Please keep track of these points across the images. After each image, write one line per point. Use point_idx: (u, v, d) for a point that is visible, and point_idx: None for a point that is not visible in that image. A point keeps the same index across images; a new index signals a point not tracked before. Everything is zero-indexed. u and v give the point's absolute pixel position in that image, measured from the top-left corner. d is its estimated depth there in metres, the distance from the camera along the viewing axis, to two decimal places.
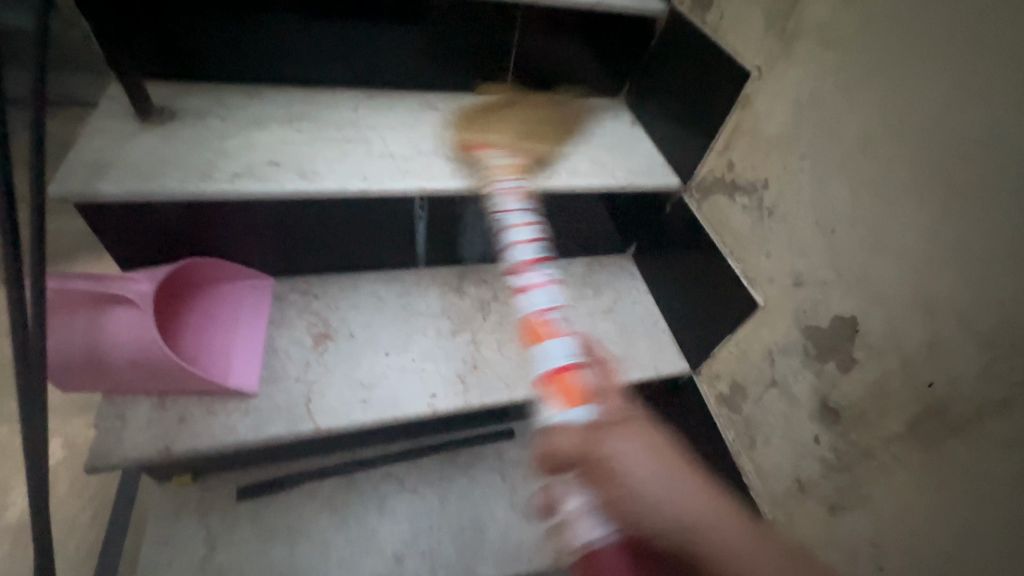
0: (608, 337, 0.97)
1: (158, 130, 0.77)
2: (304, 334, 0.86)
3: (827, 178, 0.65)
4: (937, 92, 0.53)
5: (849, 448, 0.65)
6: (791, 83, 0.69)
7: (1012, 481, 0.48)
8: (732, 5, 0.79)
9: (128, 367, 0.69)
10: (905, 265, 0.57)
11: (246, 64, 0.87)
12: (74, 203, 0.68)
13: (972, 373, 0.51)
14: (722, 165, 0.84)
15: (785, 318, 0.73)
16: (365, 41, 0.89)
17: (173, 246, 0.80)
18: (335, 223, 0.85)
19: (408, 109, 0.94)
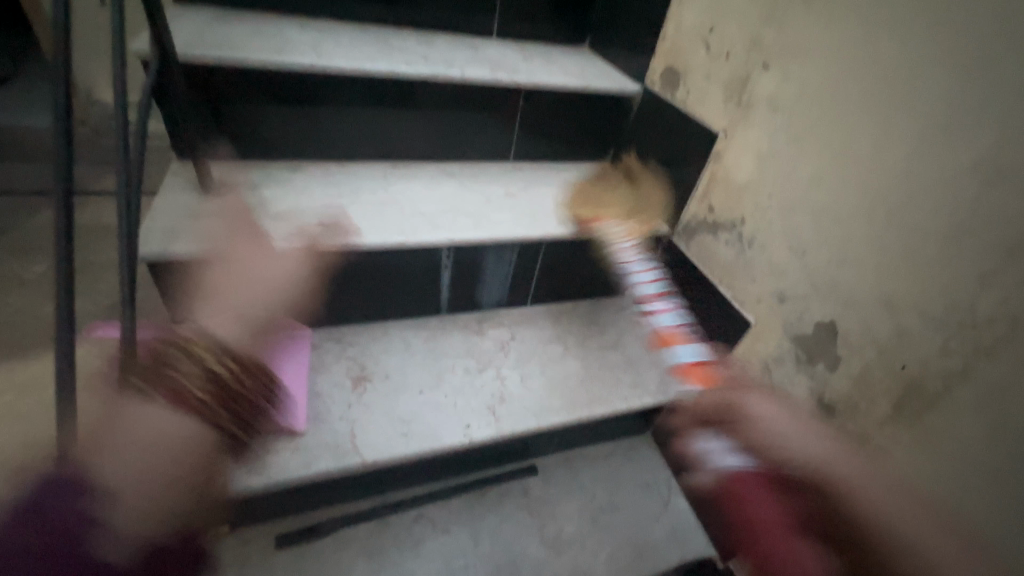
0: (619, 367, 1.07)
1: (218, 199, 0.88)
2: (343, 377, 0.92)
3: (793, 211, 0.80)
4: (864, 137, 0.69)
5: (848, 437, 0.74)
6: (752, 140, 0.86)
7: (982, 436, 0.58)
8: (695, 84, 0.98)
9: (190, 410, 0.75)
10: (864, 272, 0.70)
11: (292, 144, 1.01)
12: (150, 263, 0.77)
13: (933, 350, 0.62)
14: (703, 210, 0.99)
15: (775, 332, 0.85)
16: (394, 122, 1.05)
17: (226, 302, 0.88)
18: (371, 274, 0.95)
19: (429, 177, 1.08)
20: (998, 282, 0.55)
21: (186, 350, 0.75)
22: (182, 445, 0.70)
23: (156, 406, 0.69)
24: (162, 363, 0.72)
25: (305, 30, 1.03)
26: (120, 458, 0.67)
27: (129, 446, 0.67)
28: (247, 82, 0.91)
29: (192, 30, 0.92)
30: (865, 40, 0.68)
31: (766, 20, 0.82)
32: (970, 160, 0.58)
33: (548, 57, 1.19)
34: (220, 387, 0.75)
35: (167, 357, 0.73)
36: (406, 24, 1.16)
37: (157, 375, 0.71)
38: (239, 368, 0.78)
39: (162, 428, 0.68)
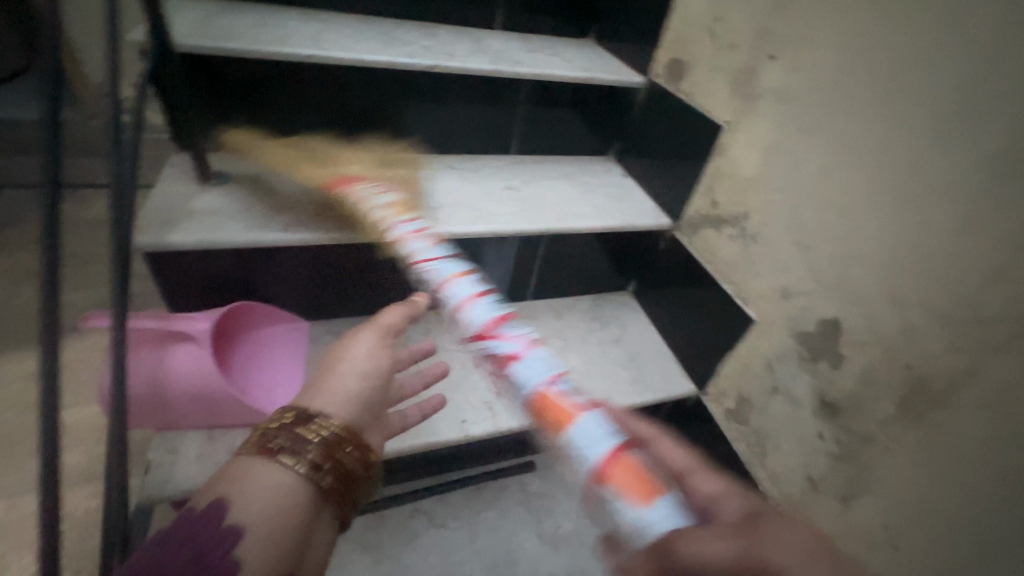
0: (619, 363, 1.05)
1: (217, 191, 0.88)
2: None
3: (798, 205, 0.78)
4: (872, 128, 0.67)
5: (851, 436, 0.72)
6: (757, 133, 0.84)
7: (989, 437, 0.56)
8: (701, 76, 0.96)
9: (186, 400, 0.75)
10: (870, 268, 0.68)
11: (292, 134, 1.01)
12: (147, 253, 0.77)
13: (940, 349, 0.60)
14: (706, 204, 0.97)
15: (778, 328, 0.83)
16: (395, 113, 1.05)
17: (223, 292, 0.88)
18: (369, 266, 0.94)
19: (429, 169, 1.07)
20: (1009, 279, 0.54)
21: (303, 430, 0.53)
22: (274, 508, 0.47)
23: (287, 470, 0.50)
24: (269, 443, 0.51)
25: (307, 20, 1.02)
26: (340, 395, 0.66)
27: (345, 372, 0.68)
28: (246, 71, 0.90)
29: (192, 21, 0.91)
30: (875, 28, 0.66)
31: (773, 9, 0.80)
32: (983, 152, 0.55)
33: (551, 48, 1.18)
34: (330, 477, 0.52)
35: (273, 439, 0.52)
36: (408, 14, 1.14)
37: (287, 443, 0.51)
38: (343, 437, 0.55)
39: (276, 488, 0.48)
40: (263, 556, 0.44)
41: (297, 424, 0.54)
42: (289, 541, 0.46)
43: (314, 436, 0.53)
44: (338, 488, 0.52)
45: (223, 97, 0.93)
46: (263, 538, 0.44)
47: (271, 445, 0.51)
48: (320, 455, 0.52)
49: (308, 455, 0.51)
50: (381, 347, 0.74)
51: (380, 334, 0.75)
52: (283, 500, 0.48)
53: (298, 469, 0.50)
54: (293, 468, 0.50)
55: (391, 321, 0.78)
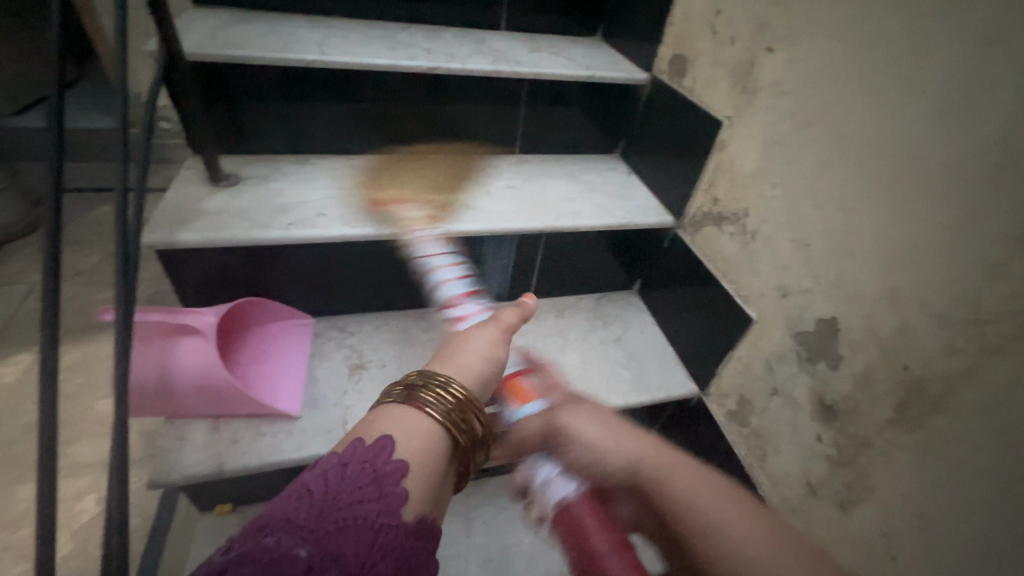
0: (619, 362, 1.04)
1: (226, 192, 0.92)
2: (341, 365, 0.95)
3: (796, 201, 0.76)
4: (869, 119, 0.64)
5: (849, 440, 0.69)
6: (757, 128, 0.82)
7: (987, 443, 0.53)
8: (702, 71, 0.95)
9: (191, 390, 0.79)
10: (867, 265, 0.65)
11: (300, 137, 1.04)
12: (159, 250, 0.82)
13: (937, 349, 0.57)
14: (708, 202, 0.96)
15: (777, 328, 0.81)
16: (398, 115, 1.07)
17: (232, 289, 0.92)
18: (371, 264, 0.97)
19: (432, 169, 1.09)
20: (1007, 275, 0.51)
21: (437, 385, 0.52)
22: (431, 456, 0.47)
23: (428, 418, 0.49)
24: (418, 394, 0.50)
25: (314, 27, 1.06)
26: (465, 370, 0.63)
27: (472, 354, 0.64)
28: (253, 76, 0.94)
29: (206, 31, 0.96)
30: (872, 16, 0.63)
31: (772, 0, 0.78)
32: (981, 140, 0.52)
33: (555, 48, 1.18)
34: (469, 428, 0.51)
35: (422, 393, 0.51)
36: (414, 18, 1.17)
37: (425, 395, 0.51)
38: (472, 401, 0.52)
39: (420, 436, 0.47)
40: (423, 490, 0.44)
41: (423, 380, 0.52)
42: (437, 476, 0.46)
43: (446, 390, 0.52)
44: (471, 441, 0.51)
45: (234, 102, 0.97)
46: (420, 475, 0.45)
47: (414, 393, 0.51)
48: (458, 407, 0.51)
49: (446, 403, 0.50)
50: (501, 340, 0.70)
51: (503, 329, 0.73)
52: (427, 444, 0.47)
53: (436, 420, 0.49)
54: (434, 416, 0.49)
55: (511, 316, 0.77)
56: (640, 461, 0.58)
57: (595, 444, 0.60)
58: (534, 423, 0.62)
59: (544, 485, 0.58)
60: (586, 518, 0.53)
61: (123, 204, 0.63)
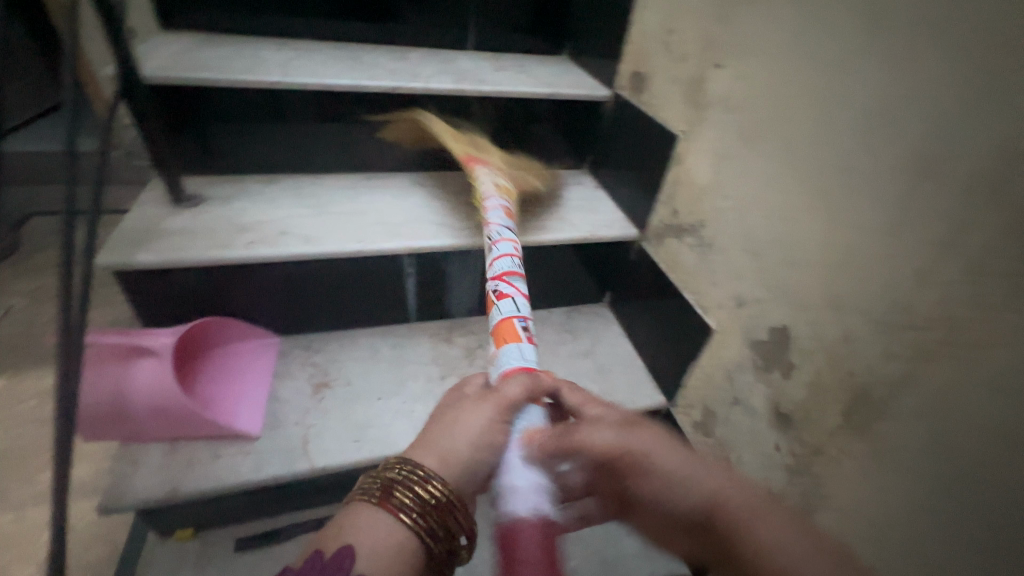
0: (587, 374, 1.05)
1: (187, 213, 0.93)
2: (305, 383, 0.94)
3: (746, 212, 0.77)
4: (806, 132, 0.66)
5: (804, 448, 0.70)
6: (708, 141, 0.84)
7: (927, 446, 0.54)
8: (658, 87, 0.97)
9: (146, 412, 0.78)
10: (812, 274, 0.66)
11: (266, 157, 1.05)
12: (115, 272, 0.81)
13: (877, 355, 0.58)
14: (668, 214, 0.97)
15: (735, 338, 0.81)
16: (364, 134, 1.09)
17: (192, 309, 0.91)
18: (334, 282, 0.97)
19: (399, 187, 1.10)
20: (934, 281, 0.52)
21: (411, 485, 0.53)
22: (398, 558, 0.50)
23: (394, 521, 0.51)
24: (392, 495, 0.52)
25: (280, 50, 1.07)
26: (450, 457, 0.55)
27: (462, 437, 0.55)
28: (215, 98, 0.96)
29: (169, 55, 0.97)
30: (805, 33, 0.66)
31: (717, 19, 0.81)
32: (904, 151, 0.54)
33: (520, 67, 1.20)
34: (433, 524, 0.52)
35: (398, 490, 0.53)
36: (381, 40, 1.19)
37: (394, 502, 0.52)
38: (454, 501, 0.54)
39: (383, 539, 0.50)
40: None
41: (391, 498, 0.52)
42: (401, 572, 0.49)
43: (416, 492, 0.53)
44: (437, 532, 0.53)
45: (198, 125, 0.98)
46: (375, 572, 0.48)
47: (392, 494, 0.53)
48: (427, 510, 0.52)
49: (413, 511, 0.52)
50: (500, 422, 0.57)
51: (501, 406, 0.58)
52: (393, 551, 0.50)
53: (409, 525, 0.51)
54: (402, 521, 0.51)
55: (513, 386, 0.59)
56: (719, 504, 0.54)
57: (670, 480, 0.55)
58: (545, 436, 0.56)
59: (501, 492, 0.51)
60: (531, 535, 0.47)
61: (69, 230, 0.62)
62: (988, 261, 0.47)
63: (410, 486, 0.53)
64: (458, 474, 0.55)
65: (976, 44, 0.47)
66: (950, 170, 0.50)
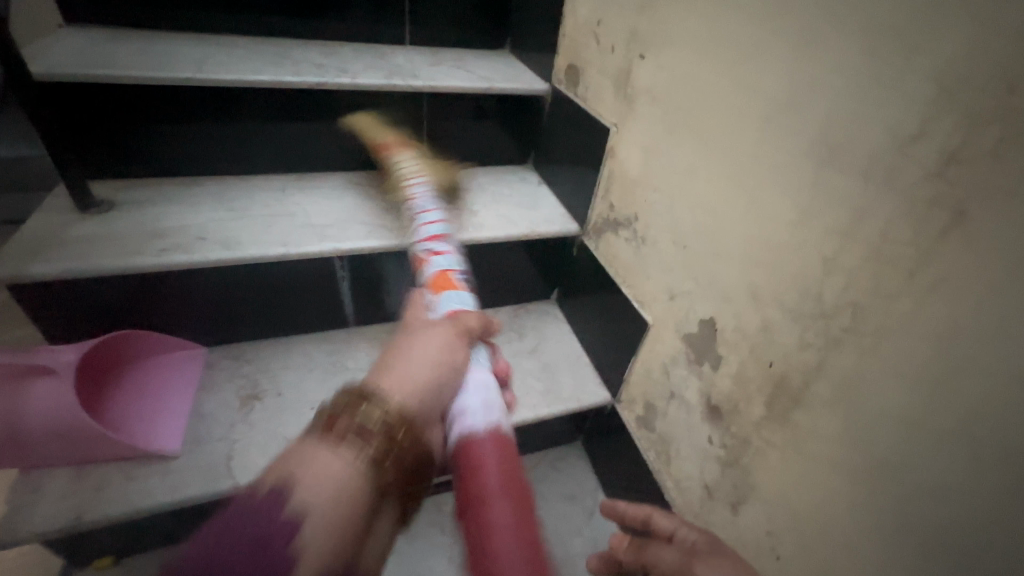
0: (532, 373, 1.03)
1: (93, 220, 0.86)
2: (232, 396, 0.89)
3: (673, 203, 0.76)
4: (723, 121, 0.65)
5: (733, 439, 0.69)
6: (637, 133, 0.83)
7: (839, 434, 0.54)
8: (591, 79, 0.95)
9: (46, 436, 0.72)
10: (732, 264, 0.66)
11: (185, 159, 1.00)
12: (7, 286, 0.75)
13: (793, 345, 0.58)
14: (605, 208, 0.96)
15: (668, 331, 0.81)
16: (292, 132, 1.04)
17: (103, 322, 0.85)
18: (261, 288, 0.92)
19: (332, 187, 1.06)
20: (839, 268, 0.52)
21: (366, 412, 0.51)
22: (343, 506, 0.45)
23: (347, 461, 0.48)
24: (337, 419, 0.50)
25: (197, 45, 1.02)
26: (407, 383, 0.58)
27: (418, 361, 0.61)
28: (123, 96, 0.90)
29: (69, 51, 0.90)
30: (719, 22, 0.65)
31: (640, 9, 0.79)
32: (808, 138, 0.54)
33: (458, 61, 1.17)
34: (398, 463, 0.50)
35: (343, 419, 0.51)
36: (310, 34, 1.14)
37: (363, 435, 0.49)
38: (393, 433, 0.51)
39: (338, 477, 0.47)
40: (326, 541, 0.43)
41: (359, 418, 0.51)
42: (354, 521, 0.46)
43: (376, 423, 0.51)
44: (398, 478, 0.50)
45: (105, 125, 0.91)
46: (322, 523, 0.43)
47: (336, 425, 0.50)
48: (391, 464, 0.50)
49: (374, 447, 0.50)
50: (455, 345, 0.67)
51: (457, 332, 0.69)
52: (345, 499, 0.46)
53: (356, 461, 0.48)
54: (353, 458, 0.48)
55: (473, 322, 0.72)
56: None
57: None
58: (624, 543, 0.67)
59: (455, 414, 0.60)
60: (484, 471, 0.52)
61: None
62: (886, 247, 0.47)
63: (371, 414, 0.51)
64: (416, 399, 0.57)
65: (868, 27, 0.47)
66: (849, 157, 0.50)
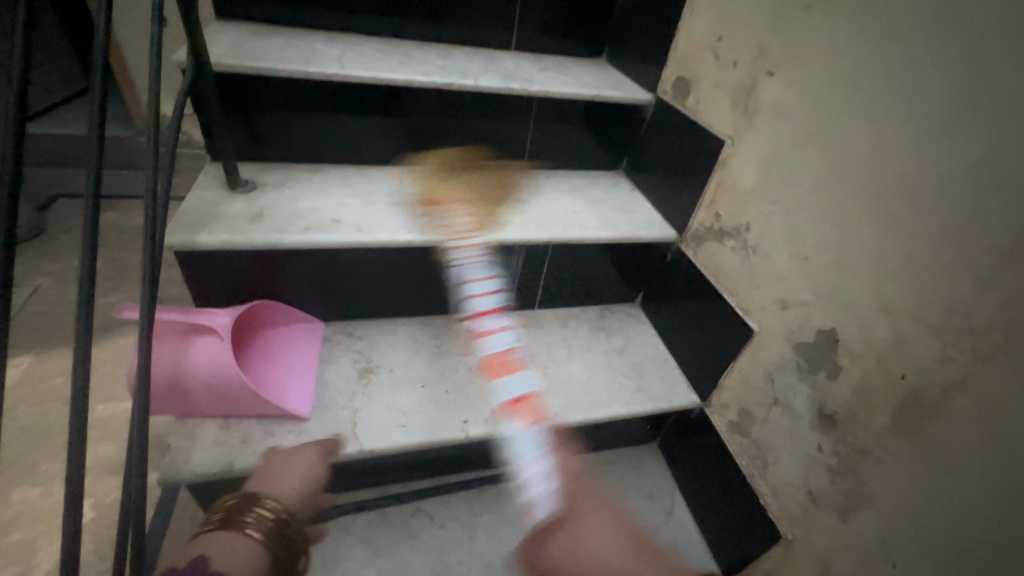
0: (623, 372, 1.06)
1: (243, 198, 0.95)
2: (350, 368, 0.96)
3: (794, 217, 0.79)
4: (863, 140, 0.68)
5: (849, 448, 0.71)
6: (757, 146, 0.86)
7: (981, 448, 0.56)
8: (704, 92, 0.99)
9: (204, 390, 0.81)
10: (863, 278, 0.68)
11: (315, 146, 1.08)
12: (177, 253, 0.84)
13: (932, 359, 0.60)
14: (710, 217, 0.99)
15: (777, 339, 0.83)
16: (412, 127, 1.11)
17: (244, 291, 0.94)
18: (382, 271, 0.99)
19: (442, 180, 1.13)
20: (996, 287, 0.54)
21: (255, 508, 0.63)
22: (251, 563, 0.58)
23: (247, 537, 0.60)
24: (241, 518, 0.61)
25: (332, 43, 1.10)
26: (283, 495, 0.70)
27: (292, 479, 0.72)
28: (273, 87, 0.99)
29: (228, 44, 1.00)
30: (865, 44, 0.67)
31: (771, 28, 0.83)
32: (968, 161, 0.56)
33: (563, 67, 1.23)
34: (282, 531, 0.63)
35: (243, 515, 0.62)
36: (427, 36, 1.22)
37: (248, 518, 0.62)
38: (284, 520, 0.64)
39: (239, 549, 0.58)
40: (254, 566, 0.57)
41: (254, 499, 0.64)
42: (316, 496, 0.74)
43: (269, 513, 0.63)
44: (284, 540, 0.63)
45: (254, 115, 1.01)
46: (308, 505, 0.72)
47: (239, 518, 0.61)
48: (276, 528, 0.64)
49: (267, 523, 0.62)
50: (315, 465, 0.76)
51: (322, 453, 0.77)
52: (253, 558, 0.59)
53: (256, 538, 0.60)
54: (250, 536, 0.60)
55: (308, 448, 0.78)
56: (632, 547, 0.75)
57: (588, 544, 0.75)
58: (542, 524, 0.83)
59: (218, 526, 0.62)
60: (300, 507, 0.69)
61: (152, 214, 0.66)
62: None
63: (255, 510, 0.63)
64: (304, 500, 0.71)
65: None
66: (1016, 181, 0.52)
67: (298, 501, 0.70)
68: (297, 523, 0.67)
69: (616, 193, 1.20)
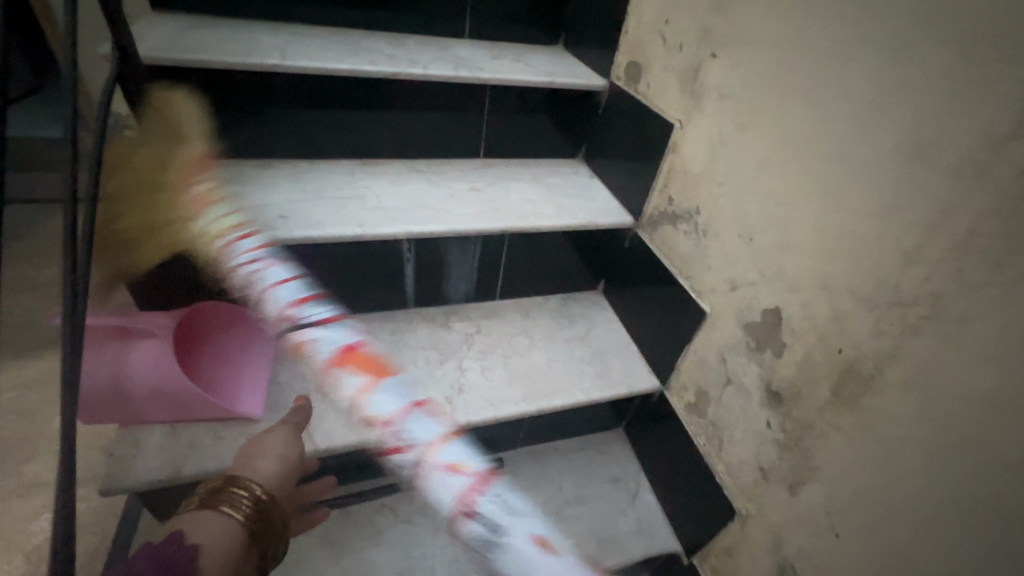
0: (584, 359, 1.07)
1: (184, 196, 0.92)
2: (305, 367, 0.94)
3: (740, 198, 0.80)
4: (799, 119, 0.68)
5: (795, 423, 0.73)
6: (704, 129, 0.86)
7: (913, 417, 0.57)
8: (654, 77, 0.99)
9: (148, 396, 0.78)
10: (803, 257, 0.69)
11: (262, 142, 1.06)
12: (113, 254, 0.81)
13: (867, 333, 0.61)
14: (664, 202, 0.99)
15: (727, 320, 0.84)
16: (361, 120, 1.09)
17: (191, 293, 0.91)
18: (334, 268, 0.97)
19: (395, 173, 1.11)
20: (922, 260, 0.55)
21: (236, 488, 0.63)
22: (226, 550, 0.55)
23: (226, 520, 0.58)
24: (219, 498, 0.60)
25: (276, 33, 1.07)
26: (266, 475, 0.68)
27: (269, 459, 0.70)
28: (213, 79, 0.95)
29: (163, 36, 0.96)
30: (800, 24, 0.68)
31: (715, 10, 0.83)
32: (893, 137, 0.57)
33: (518, 55, 1.21)
34: (264, 516, 0.62)
35: (224, 497, 0.61)
36: (377, 26, 1.19)
37: (226, 501, 0.61)
38: (263, 502, 0.63)
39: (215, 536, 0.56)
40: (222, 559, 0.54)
41: (226, 485, 0.63)
42: (293, 470, 0.72)
43: (247, 493, 0.63)
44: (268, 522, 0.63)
45: None
46: (284, 477, 0.70)
47: (216, 501, 0.60)
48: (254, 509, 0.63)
49: (245, 506, 0.61)
50: (288, 443, 0.74)
51: (291, 432, 0.76)
52: (230, 537, 0.57)
53: (237, 519, 0.59)
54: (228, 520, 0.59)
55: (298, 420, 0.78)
56: None
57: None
58: None
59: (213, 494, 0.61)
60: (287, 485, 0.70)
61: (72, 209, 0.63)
62: (971, 239, 0.51)
63: (237, 488, 0.62)
64: (279, 483, 0.69)
65: (967, 34, 0.50)
66: (940, 155, 0.53)
67: (272, 482, 0.68)
68: (279, 504, 0.66)
69: (574, 180, 1.19)
